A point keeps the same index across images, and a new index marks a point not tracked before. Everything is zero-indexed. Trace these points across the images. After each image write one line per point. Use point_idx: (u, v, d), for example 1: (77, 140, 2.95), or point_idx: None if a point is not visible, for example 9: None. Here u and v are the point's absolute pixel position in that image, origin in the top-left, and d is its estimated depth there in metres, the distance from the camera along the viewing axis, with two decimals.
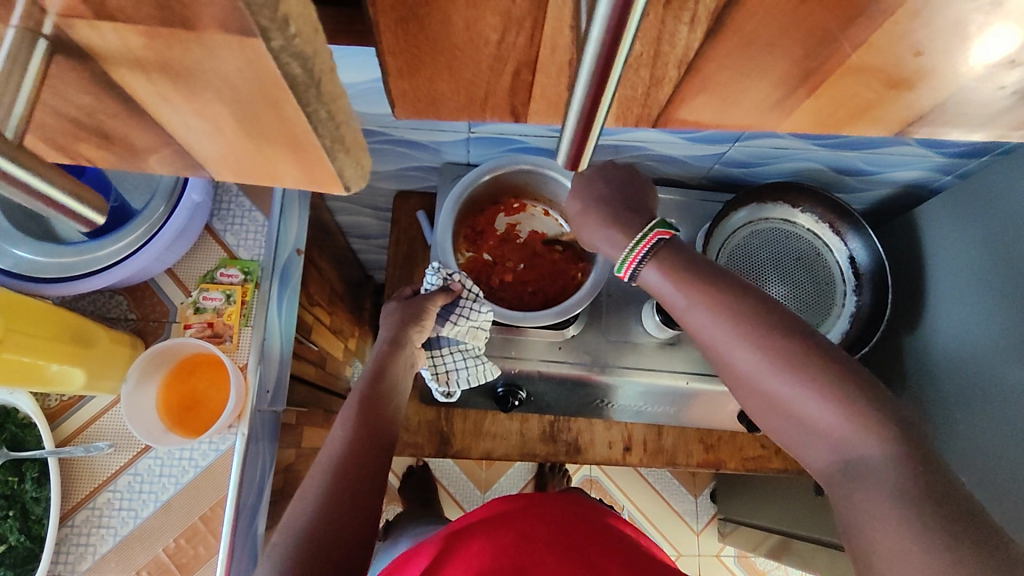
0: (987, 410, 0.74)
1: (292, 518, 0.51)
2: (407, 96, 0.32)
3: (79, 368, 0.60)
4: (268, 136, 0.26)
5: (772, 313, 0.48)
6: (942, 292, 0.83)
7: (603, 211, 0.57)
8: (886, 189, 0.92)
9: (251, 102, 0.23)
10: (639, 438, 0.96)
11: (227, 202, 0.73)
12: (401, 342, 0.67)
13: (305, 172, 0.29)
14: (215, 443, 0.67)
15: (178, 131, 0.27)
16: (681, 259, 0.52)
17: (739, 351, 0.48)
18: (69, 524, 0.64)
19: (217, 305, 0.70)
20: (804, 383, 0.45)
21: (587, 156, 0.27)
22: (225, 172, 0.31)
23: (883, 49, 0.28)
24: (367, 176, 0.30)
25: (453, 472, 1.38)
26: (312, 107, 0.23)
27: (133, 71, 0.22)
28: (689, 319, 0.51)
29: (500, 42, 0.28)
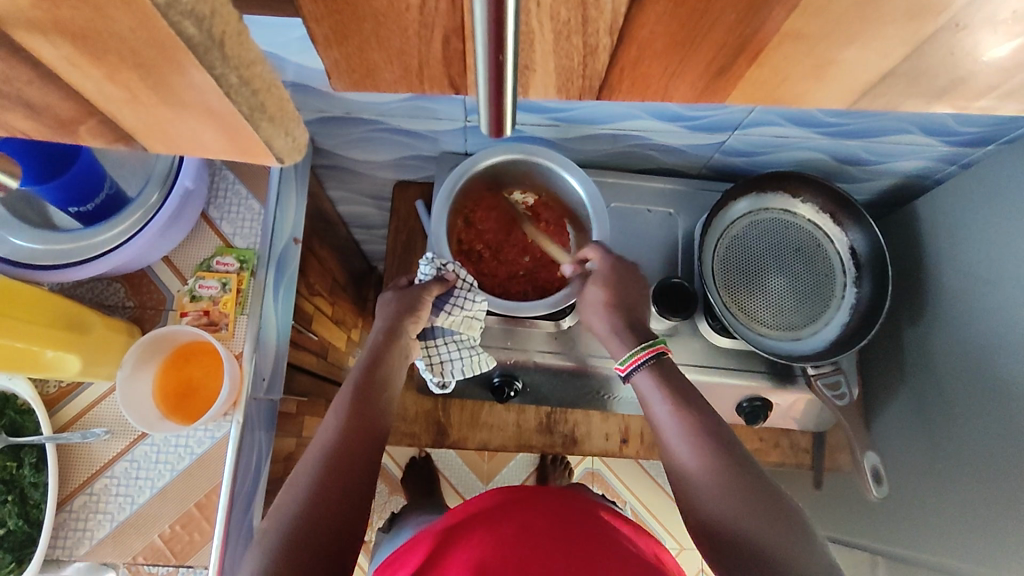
0: (988, 402, 0.73)
1: (283, 505, 0.51)
2: (341, 66, 0.31)
3: (73, 354, 0.60)
4: (194, 108, 0.25)
5: (727, 441, 0.53)
6: (945, 282, 0.81)
7: (617, 310, 0.66)
8: (890, 179, 0.91)
9: (165, 71, 0.23)
10: (637, 430, 0.96)
11: (224, 190, 0.73)
12: (397, 333, 0.67)
13: (229, 144, 0.28)
14: (210, 430, 0.68)
15: (130, 115, 0.26)
16: (671, 373, 0.59)
17: (706, 463, 0.52)
18: (67, 509, 0.65)
19: (213, 293, 0.70)
20: (758, 509, 0.49)
21: (508, 121, 0.30)
22: (159, 145, 0.29)
23: (836, 23, 0.27)
24: (302, 148, 0.29)
25: (455, 463, 1.38)
26: (218, 70, 0.22)
27: (36, 35, 0.22)
28: (665, 425, 0.56)
29: (421, 8, 0.27)
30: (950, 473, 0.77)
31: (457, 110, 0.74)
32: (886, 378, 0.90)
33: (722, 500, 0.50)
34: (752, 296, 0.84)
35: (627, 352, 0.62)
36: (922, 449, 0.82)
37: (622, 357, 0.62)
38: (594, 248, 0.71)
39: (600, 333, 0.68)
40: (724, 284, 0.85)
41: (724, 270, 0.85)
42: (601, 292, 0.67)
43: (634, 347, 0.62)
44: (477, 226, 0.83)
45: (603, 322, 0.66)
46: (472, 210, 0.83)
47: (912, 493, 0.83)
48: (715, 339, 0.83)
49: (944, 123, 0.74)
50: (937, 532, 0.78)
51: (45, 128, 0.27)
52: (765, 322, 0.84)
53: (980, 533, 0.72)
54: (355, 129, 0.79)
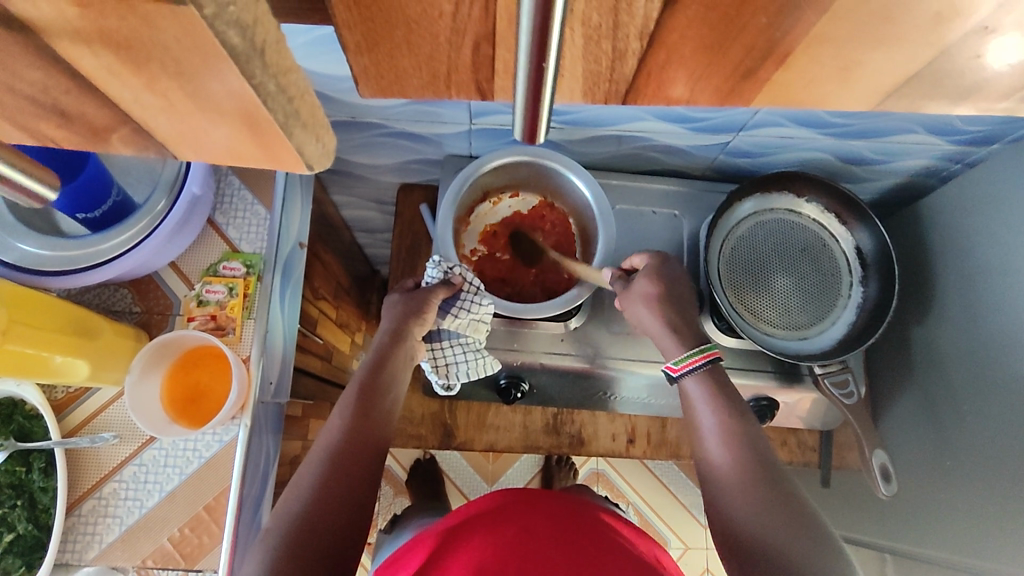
0: (996, 401, 0.73)
1: (285, 505, 0.52)
2: (369, 72, 0.31)
3: (82, 360, 0.60)
4: (227, 115, 0.25)
5: (767, 454, 0.55)
6: (951, 282, 0.81)
7: (670, 310, 0.66)
8: (894, 178, 0.91)
9: (202, 78, 0.22)
10: (644, 429, 0.96)
11: (229, 196, 0.74)
12: (403, 335, 0.67)
13: (265, 152, 0.27)
14: (218, 434, 0.68)
15: (147, 122, 0.26)
16: (723, 384, 0.61)
17: (742, 471, 0.54)
18: (76, 513, 0.65)
19: (220, 298, 0.70)
20: (782, 516, 0.50)
21: (542, 127, 0.30)
22: (187, 154, 0.29)
23: (858, 30, 0.27)
24: (331, 156, 0.29)
25: (460, 465, 1.38)
26: (258, 79, 0.22)
27: (78, 45, 0.21)
28: (706, 429, 0.58)
29: (455, 14, 0.27)
30: (959, 472, 0.77)
31: (463, 113, 0.74)
32: (892, 377, 0.90)
33: (751, 504, 0.51)
34: (758, 296, 0.84)
35: (680, 354, 0.63)
36: (930, 448, 0.82)
37: (676, 357, 0.63)
38: (649, 254, 0.71)
39: (644, 326, 0.68)
40: (729, 284, 0.85)
41: (729, 270, 0.85)
42: (654, 288, 0.67)
43: (686, 351, 0.63)
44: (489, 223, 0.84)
45: (653, 317, 0.66)
46: (485, 206, 0.84)
47: (920, 492, 0.83)
48: (720, 339, 0.83)
49: (949, 122, 0.74)
50: (947, 530, 0.78)
51: (61, 135, 0.27)
52: (771, 321, 0.84)
53: (988, 530, 0.72)
54: (361, 133, 0.79)
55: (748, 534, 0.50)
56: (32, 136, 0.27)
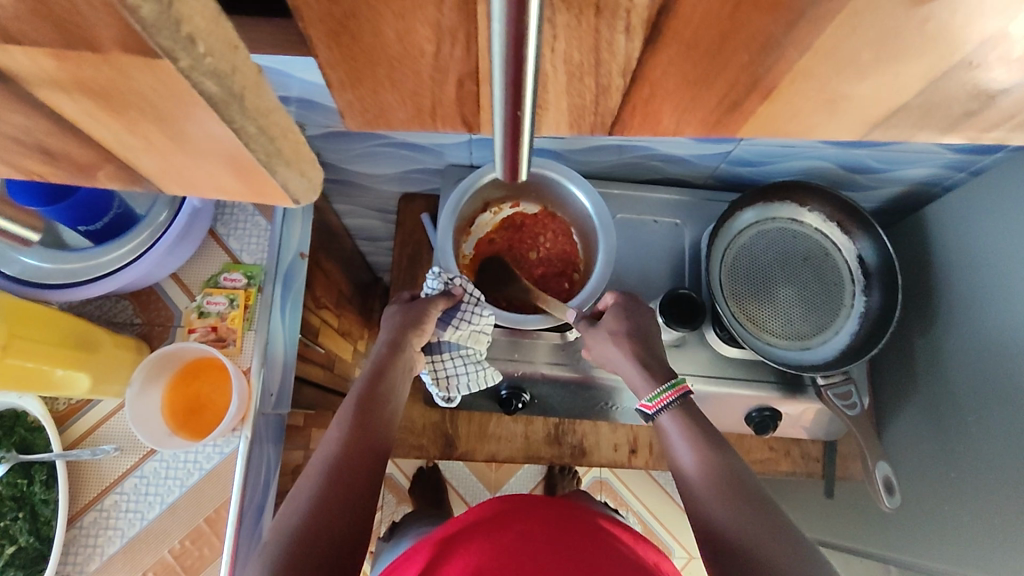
0: (998, 413, 0.72)
1: (284, 519, 0.51)
2: (353, 107, 0.33)
3: (83, 372, 0.61)
4: (210, 156, 0.27)
5: (746, 478, 0.55)
6: (954, 293, 0.81)
7: (637, 347, 0.67)
8: (897, 187, 0.90)
9: (174, 117, 0.24)
10: (645, 440, 0.96)
11: (231, 208, 0.74)
12: (400, 346, 0.67)
13: (247, 188, 0.31)
14: (219, 446, 0.68)
15: (134, 160, 0.29)
16: (695, 414, 0.61)
17: (720, 493, 0.53)
18: (77, 525, 0.65)
19: (221, 310, 0.70)
20: (768, 532, 0.49)
21: (524, 163, 0.29)
22: (174, 186, 0.32)
23: (843, 56, 0.28)
24: (315, 188, 0.33)
25: (462, 473, 1.38)
26: (239, 123, 0.24)
27: (56, 93, 0.23)
28: (681, 457, 0.58)
29: (436, 53, 0.28)
30: (963, 484, 0.77)
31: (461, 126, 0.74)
32: (895, 387, 0.90)
33: (734, 525, 0.50)
34: (760, 306, 0.84)
35: (653, 391, 0.63)
36: (933, 459, 0.82)
37: (648, 394, 0.63)
38: (615, 292, 0.72)
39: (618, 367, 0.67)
40: (731, 293, 0.85)
41: (731, 278, 0.85)
42: (622, 326, 0.68)
43: (657, 387, 0.63)
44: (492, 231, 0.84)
45: (622, 354, 0.67)
46: (488, 215, 0.84)
47: (925, 504, 0.83)
48: (724, 349, 0.83)
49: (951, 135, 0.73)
50: (954, 542, 0.78)
51: (57, 164, 0.28)
52: (773, 332, 0.84)
53: (993, 544, 0.71)
54: (360, 144, 0.79)
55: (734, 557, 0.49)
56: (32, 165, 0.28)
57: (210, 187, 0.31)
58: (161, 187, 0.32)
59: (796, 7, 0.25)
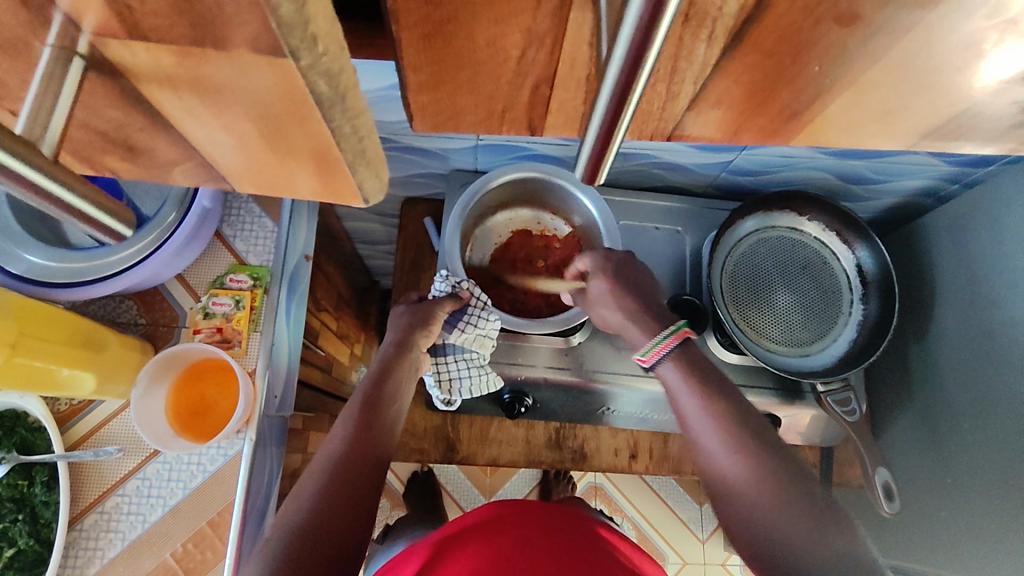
0: (995, 419, 0.74)
1: (286, 517, 0.51)
2: (427, 109, 0.32)
3: (88, 373, 0.60)
4: (297, 153, 0.27)
5: (762, 435, 0.53)
6: (948, 300, 0.83)
7: (630, 297, 0.65)
8: (893, 198, 0.92)
9: (281, 120, 0.24)
10: (645, 445, 0.96)
11: (237, 209, 0.74)
12: (407, 346, 0.67)
13: (324, 183, 0.29)
14: (223, 448, 0.67)
15: (216, 156, 0.28)
16: (695, 362, 0.59)
17: (737, 452, 0.52)
18: (78, 528, 0.64)
19: (226, 311, 0.70)
20: (788, 500, 0.49)
21: (605, 169, 0.28)
22: (248, 186, 0.31)
23: (899, 68, 0.28)
24: (386, 191, 0.29)
25: (457, 478, 1.37)
26: (336, 121, 0.23)
27: (164, 89, 0.23)
28: (690, 412, 0.56)
29: (521, 58, 0.28)
30: (958, 488, 0.78)
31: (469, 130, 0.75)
32: (891, 395, 0.91)
33: (759, 497, 0.50)
34: (761, 312, 0.85)
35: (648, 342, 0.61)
36: (929, 464, 0.83)
37: (642, 347, 0.61)
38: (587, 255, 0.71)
39: (612, 323, 0.67)
40: (733, 300, 0.86)
41: (731, 285, 0.86)
42: (606, 283, 0.67)
43: (655, 336, 0.61)
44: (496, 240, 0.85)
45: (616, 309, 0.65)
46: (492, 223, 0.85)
47: (922, 511, 0.84)
48: (722, 354, 0.85)
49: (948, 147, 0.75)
50: (952, 550, 0.79)
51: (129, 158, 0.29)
52: (773, 338, 0.85)
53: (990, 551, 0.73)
54: None
55: (761, 532, 0.49)
56: (101, 149, 0.28)
57: (286, 187, 0.31)
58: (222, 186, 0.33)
59: (875, 20, 0.25)
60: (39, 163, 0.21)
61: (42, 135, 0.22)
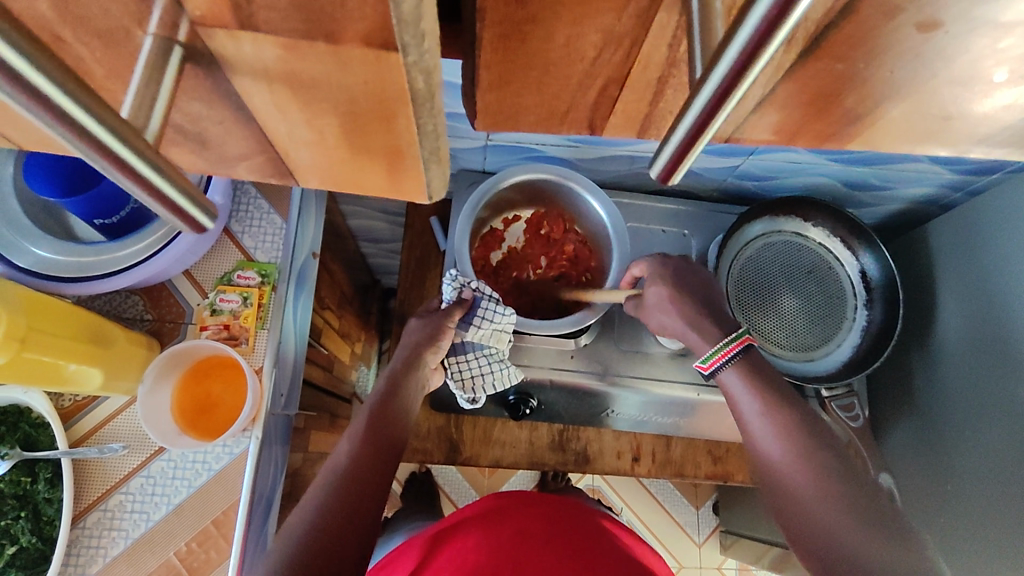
0: (997, 426, 0.75)
1: (292, 525, 0.51)
2: (489, 108, 0.32)
3: (96, 368, 0.59)
4: (371, 149, 0.28)
5: (824, 444, 0.54)
6: (950, 309, 0.83)
7: (690, 302, 0.66)
8: (897, 205, 0.93)
9: (365, 114, 0.25)
10: (648, 448, 0.96)
11: (246, 205, 0.73)
12: (415, 363, 0.67)
13: (393, 182, 0.31)
14: (228, 446, 0.67)
15: (288, 151, 0.30)
16: (759, 369, 0.60)
17: (801, 461, 0.53)
18: (80, 525, 0.64)
19: (234, 307, 0.70)
20: (846, 507, 0.50)
21: (685, 168, 0.25)
22: (313, 181, 0.33)
23: (943, 65, 0.28)
24: (448, 189, 0.31)
25: (455, 479, 1.37)
26: (421, 119, 0.23)
27: (256, 82, 0.24)
28: (749, 416, 0.58)
29: (595, 59, 0.28)
30: (960, 495, 0.79)
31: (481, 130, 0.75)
32: (892, 402, 0.92)
33: (812, 496, 0.51)
34: (764, 317, 0.86)
35: (710, 349, 0.62)
36: (930, 470, 0.84)
37: (704, 354, 0.62)
38: (647, 261, 0.70)
39: (672, 330, 0.67)
40: (737, 304, 0.86)
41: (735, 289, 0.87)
42: (665, 288, 0.67)
43: (718, 342, 0.62)
44: (502, 240, 0.85)
45: (678, 316, 0.66)
46: (499, 226, 0.85)
47: (925, 517, 0.85)
48: None
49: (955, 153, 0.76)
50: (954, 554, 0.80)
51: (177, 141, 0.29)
52: (777, 342, 0.85)
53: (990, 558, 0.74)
54: None
55: (817, 529, 0.50)
56: None
57: (318, 171, 0.31)
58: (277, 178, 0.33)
59: (929, 23, 0.25)
60: (89, 105, 0.18)
61: (145, 124, 0.21)
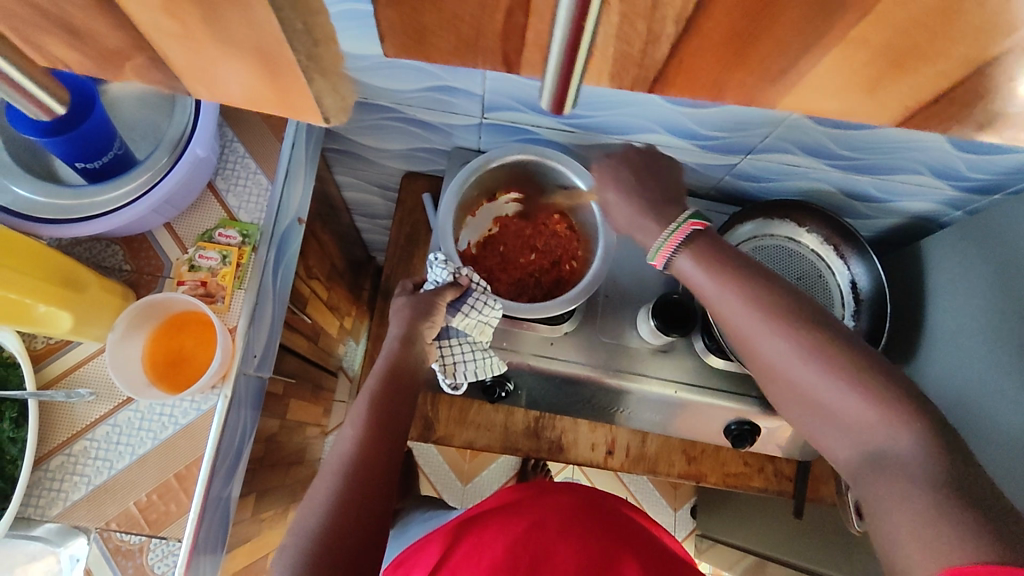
0: (979, 445, 0.73)
1: (303, 520, 0.53)
2: None
3: (66, 311, 0.59)
4: (249, 53, 0.26)
5: (811, 313, 0.51)
6: (941, 324, 0.82)
7: (640, 198, 0.65)
8: (895, 218, 0.91)
9: (226, 6, 0.24)
10: (623, 443, 0.96)
11: (232, 163, 0.73)
12: (414, 339, 0.65)
13: (284, 101, 0.30)
14: (196, 402, 0.67)
15: (164, 52, 0.28)
16: (715, 247, 0.56)
17: (792, 346, 0.50)
18: (43, 468, 0.64)
19: (212, 265, 0.69)
20: (849, 383, 0.48)
21: (572, 97, 0.27)
22: (202, 93, 0.31)
23: None
24: (348, 110, 0.31)
25: (436, 461, 1.37)
26: (287, 15, 0.23)
27: None
28: (726, 308, 0.54)
29: None
30: None
31: (476, 106, 0.74)
32: None
33: (813, 381, 0.49)
34: None
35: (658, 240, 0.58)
36: None
37: (654, 248, 0.58)
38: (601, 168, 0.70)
39: (623, 224, 0.69)
40: None
41: None
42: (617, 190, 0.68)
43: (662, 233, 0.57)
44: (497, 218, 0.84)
45: (633, 214, 0.66)
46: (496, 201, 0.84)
47: None
48: (709, 359, 0.83)
49: (955, 167, 0.75)
50: None
51: (85, 53, 0.28)
52: None
53: None
54: (370, 115, 0.78)
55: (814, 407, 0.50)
56: (52, 34, 0.27)
57: (225, 89, 0.30)
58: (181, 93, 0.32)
59: None
60: None
61: None
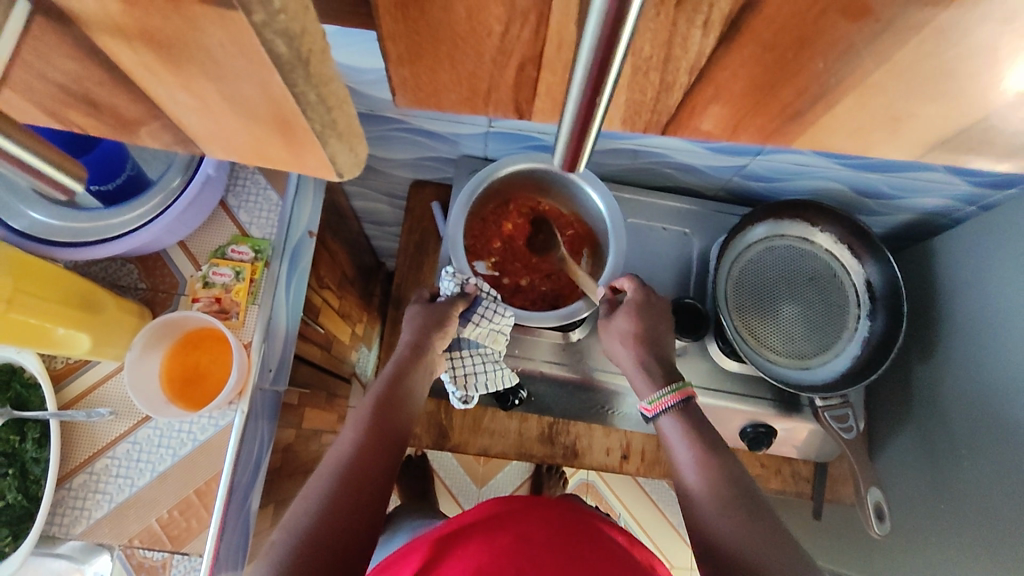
0: (997, 449, 0.72)
1: (293, 516, 0.50)
2: (407, 84, 0.31)
3: (85, 333, 0.60)
4: (261, 119, 0.27)
5: (740, 476, 0.56)
6: (959, 327, 0.80)
7: (645, 350, 0.68)
8: (908, 215, 0.90)
9: (238, 79, 0.24)
10: (638, 446, 0.95)
11: (243, 180, 0.73)
12: (422, 349, 0.66)
13: (296, 158, 0.31)
14: (215, 418, 0.68)
15: (181, 120, 0.29)
16: (695, 417, 0.62)
17: (714, 489, 0.54)
18: (66, 486, 0.65)
19: (226, 281, 0.70)
20: (754, 529, 0.50)
21: (584, 158, 0.30)
22: (217, 152, 0.32)
23: (909, 69, 0.26)
24: (360, 166, 0.32)
25: (450, 464, 1.37)
26: (299, 87, 0.24)
27: (117, 41, 0.23)
28: (680, 456, 0.59)
29: (503, 35, 0.27)
30: (954, 515, 0.77)
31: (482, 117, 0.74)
32: (893, 414, 0.90)
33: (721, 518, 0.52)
34: (764, 322, 0.84)
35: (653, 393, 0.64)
36: (928, 488, 0.82)
37: (648, 397, 0.65)
38: (626, 286, 0.72)
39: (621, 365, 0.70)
40: (737, 306, 0.85)
41: (737, 292, 0.85)
42: (631, 327, 0.69)
43: (660, 389, 0.64)
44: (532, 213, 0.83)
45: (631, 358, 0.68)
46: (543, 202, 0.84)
47: (920, 535, 0.82)
48: (721, 360, 0.83)
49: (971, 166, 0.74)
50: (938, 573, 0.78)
51: (95, 117, 0.29)
52: (774, 348, 0.83)
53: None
54: (376, 127, 0.78)
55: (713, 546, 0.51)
56: (62, 101, 0.27)
57: (235, 145, 0.31)
58: (191, 147, 0.32)
59: (885, 14, 0.24)
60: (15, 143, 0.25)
61: None
